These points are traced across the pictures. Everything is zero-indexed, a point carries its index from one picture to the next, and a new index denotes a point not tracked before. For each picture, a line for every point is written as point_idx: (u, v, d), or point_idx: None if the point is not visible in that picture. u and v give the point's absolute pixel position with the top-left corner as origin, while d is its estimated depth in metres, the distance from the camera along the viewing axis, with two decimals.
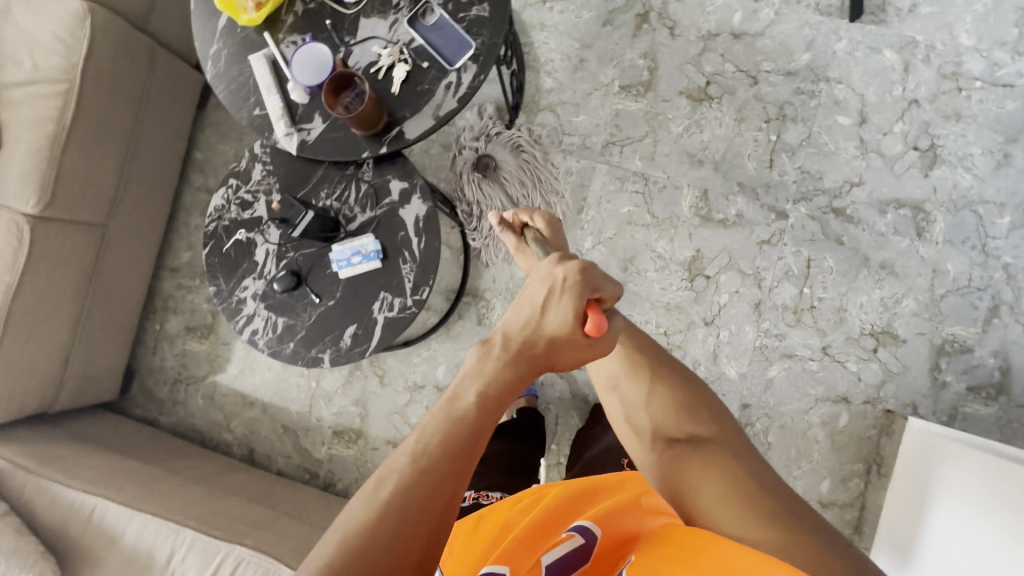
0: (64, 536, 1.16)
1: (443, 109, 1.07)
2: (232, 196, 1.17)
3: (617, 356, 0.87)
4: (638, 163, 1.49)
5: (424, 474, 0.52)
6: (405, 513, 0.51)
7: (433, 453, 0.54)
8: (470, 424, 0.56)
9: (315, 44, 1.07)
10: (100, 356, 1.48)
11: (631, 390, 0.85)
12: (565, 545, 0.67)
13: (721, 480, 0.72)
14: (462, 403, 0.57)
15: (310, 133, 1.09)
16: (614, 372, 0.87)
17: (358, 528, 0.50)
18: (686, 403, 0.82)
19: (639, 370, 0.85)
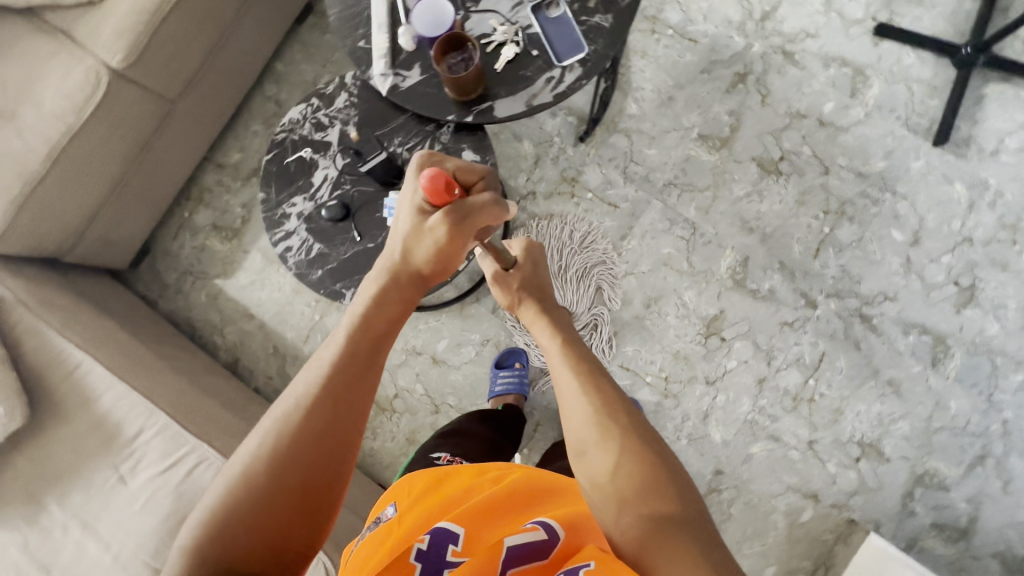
0: (42, 382, 1.16)
1: (536, 100, 1.09)
2: (309, 115, 1.18)
3: (581, 409, 0.70)
4: (692, 211, 1.51)
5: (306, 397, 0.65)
6: (286, 430, 0.63)
7: (314, 381, 0.65)
8: (346, 350, 0.68)
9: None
10: (126, 224, 1.49)
11: (596, 454, 0.66)
12: (528, 535, 0.68)
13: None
14: (339, 338, 0.69)
15: (405, 80, 1.11)
16: (581, 431, 0.69)
17: (248, 455, 0.62)
18: (660, 472, 0.64)
19: (603, 429, 0.68)
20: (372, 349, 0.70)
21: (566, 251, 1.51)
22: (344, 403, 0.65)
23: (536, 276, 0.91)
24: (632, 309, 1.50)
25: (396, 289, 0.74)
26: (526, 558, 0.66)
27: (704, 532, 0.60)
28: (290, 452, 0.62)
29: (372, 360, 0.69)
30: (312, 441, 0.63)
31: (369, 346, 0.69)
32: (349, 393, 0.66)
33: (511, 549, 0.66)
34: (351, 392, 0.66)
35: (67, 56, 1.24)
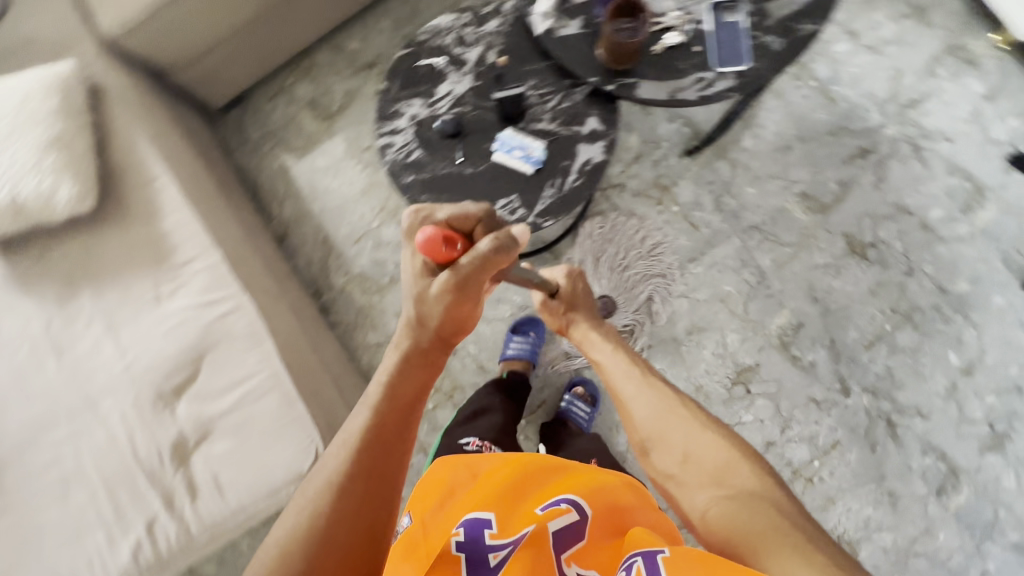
0: (116, 180, 1.16)
1: (680, 94, 1.08)
2: (456, 27, 1.17)
3: (641, 413, 0.79)
4: (767, 260, 1.48)
5: (344, 469, 0.58)
6: (325, 508, 0.56)
7: (343, 454, 0.59)
8: (372, 431, 0.61)
9: None
10: (236, 66, 1.49)
11: (665, 447, 0.74)
12: (562, 515, 0.70)
13: (775, 536, 0.56)
14: (367, 407, 0.63)
15: (563, 28, 1.10)
16: (645, 433, 0.77)
17: (277, 547, 0.54)
18: (727, 447, 0.69)
19: (669, 425, 0.75)
20: (402, 423, 0.64)
21: (632, 252, 1.51)
22: (382, 474, 0.59)
23: (579, 298, 1.03)
24: (673, 331, 1.49)
25: (421, 362, 0.69)
26: (569, 539, 0.69)
27: (785, 498, 0.62)
28: (323, 541, 0.54)
29: (403, 434, 0.63)
30: (348, 534, 0.55)
31: (403, 410, 0.64)
32: (389, 460, 0.60)
33: (555, 534, 0.68)
34: (384, 471, 0.60)
35: None
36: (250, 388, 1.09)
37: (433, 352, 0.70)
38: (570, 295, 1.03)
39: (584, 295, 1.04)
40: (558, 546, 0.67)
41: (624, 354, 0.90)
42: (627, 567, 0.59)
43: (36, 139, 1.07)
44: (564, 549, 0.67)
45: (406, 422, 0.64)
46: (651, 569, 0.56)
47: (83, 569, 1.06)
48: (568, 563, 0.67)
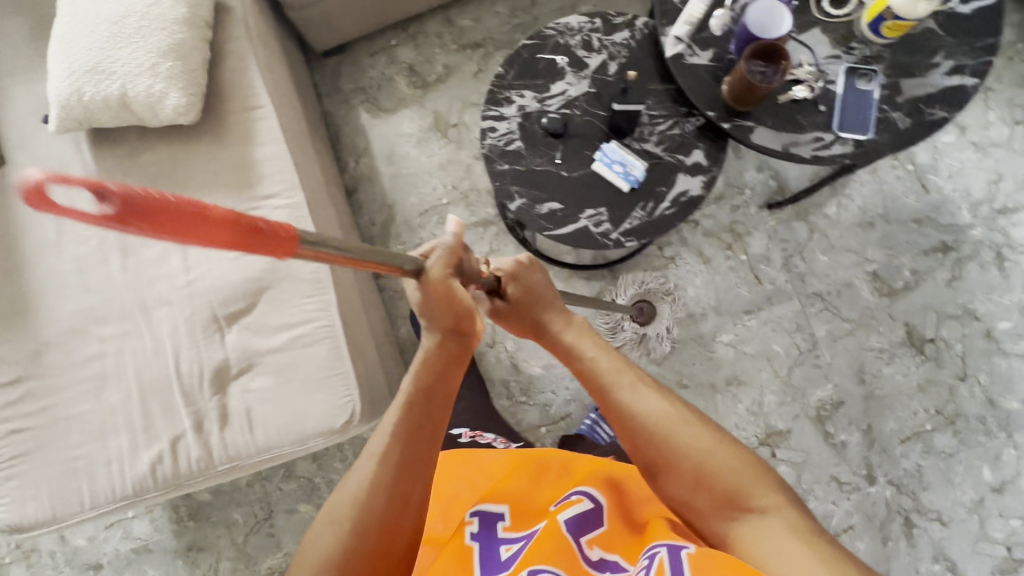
0: (220, 101, 1.17)
1: (794, 148, 1.06)
2: (585, 30, 1.16)
3: (651, 435, 0.77)
4: (822, 330, 1.46)
5: (380, 467, 0.69)
6: (366, 499, 0.67)
7: (377, 454, 0.70)
8: (407, 427, 0.71)
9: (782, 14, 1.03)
10: (349, 17, 1.48)
11: (678, 473, 0.75)
12: (576, 505, 0.76)
13: (799, 560, 0.64)
14: (396, 413, 0.72)
15: (693, 56, 1.09)
16: (653, 458, 0.77)
17: (328, 531, 0.66)
18: (738, 460, 0.74)
19: (677, 446, 0.76)
20: (424, 418, 0.72)
21: (689, 290, 1.50)
22: (410, 471, 0.70)
23: (531, 292, 0.91)
24: (712, 378, 1.47)
25: (442, 356, 0.76)
26: (586, 525, 0.75)
27: (800, 513, 0.70)
28: (364, 528, 0.66)
29: (429, 439, 0.72)
30: (381, 521, 0.67)
31: (429, 417, 0.73)
32: (416, 458, 0.70)
33: (569, 520, 0.74)
34: (416, 460, 0.70)
35: None
36: (304, 333, 1.09)
37: (450, 346, 0.77)
38: (523, 288, 0.90)
39: (540, 288, 0.92)
40: (571, 528, 0.73)
41: (615, 360, 0.86)
42: (650, 557, 0.66)
43: (157, 43, 1.08)
44: (583, 532, 0.74)
45: (434, 407, 0.74)
46: (675, 560, 0.64)
47: (103, 467, 1.09)
48: (591, 546, 0.73)
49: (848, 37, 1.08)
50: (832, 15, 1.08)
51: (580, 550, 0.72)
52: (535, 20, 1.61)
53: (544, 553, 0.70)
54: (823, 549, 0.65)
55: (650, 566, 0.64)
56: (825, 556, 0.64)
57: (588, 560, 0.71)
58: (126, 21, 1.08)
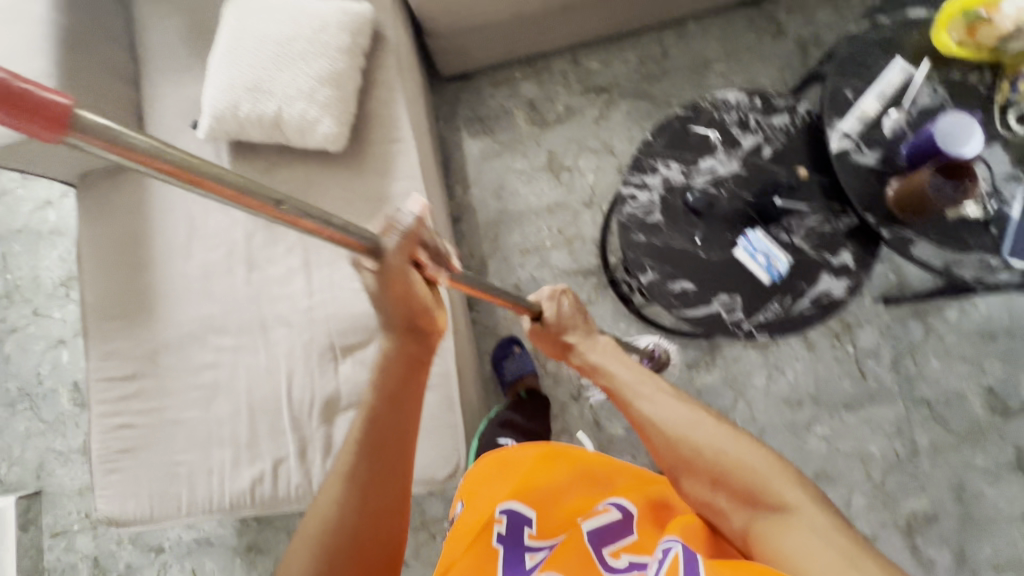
0: (363, 130, 1.16)
1: (956, 268, 1.01)
2: (743, 108, 1.13)
3: (667, 438, 0.82)
4: (923, 439, 1.40)
5: (356, 467, 0.68)
6: (346, 502, 0.67)
7: (347, 455, 0.69)
8: (370, 438, 0.70)
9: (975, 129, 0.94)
10: (484, 49, 1.47)
11: (694, 470, 0.78)
12: (605, 517, 0.75)
13: (823, 555, 0.63)
14: (361, 410, 0.72)
15: (858, 154, 1.05)
16: (669, 460, 0.81)
17: (303, 542, 0.66)
18: (760, 462, 0.75)
19: (692, 450, 0.79)
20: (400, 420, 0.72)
21: (788, 373, 1.45)
22: (386, 460, 0.70)
23: (566, 316, 1.02)
24: (799, 468, 1.42)
25: (403, 357, 0.75)
26: (614, 534, 0.73)
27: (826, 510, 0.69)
28: (345, 528, 0.66)
29: (397, 431, 0.71)
30: (361, 512, 0.67)
31: (394, 405, 0.72)
32: (388, 446, 0.70)
33: (596, 530, 0.73)
34: (385, 473, 0.69)
35: None
36: None
37: (409, 346, 0.76)
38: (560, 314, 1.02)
39: (573, 312, 1.02)
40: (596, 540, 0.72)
41: (633, 372, 0.93)
42: (666, 549, 0.66)
43: (318, 70, 1.08)
44: (609, 543, 0.72)
45: (402, 391, 0.74)
46: (688, 559, 0.63)
47: (203, 475, 1.10)
48: (616, 555, 0.71)
49: None
50: (1019, 132, 1.02)
51: (600, 557, 0.70)
52: (665, 73, 1.57)
53: (567, 561, 0.69)
54: (847, 553, 0.63)
55: (662, 561, 0.64)
56: (849, 556, 0.63)
57: (609, 568, 0.69)
58: (293, 45, 1.09)
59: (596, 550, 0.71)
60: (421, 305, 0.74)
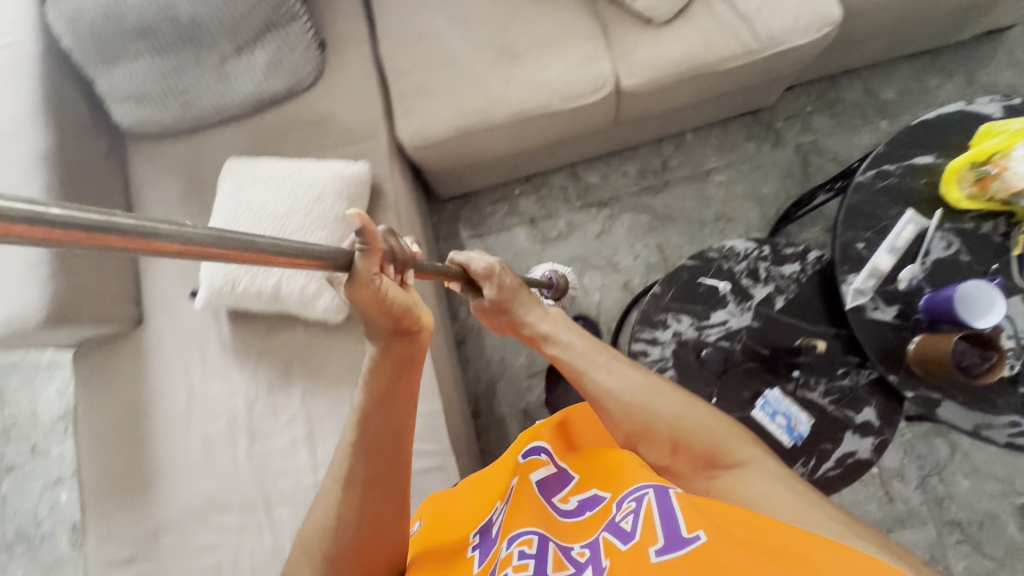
0: None
1: (986, 430, 0.97)
2: (751, 256, 1.10)
3: (625, 407, 0.83)
4: (960, 565, 1.34)
5: (354, 467, 0.73)
6: (353, 505, 0.72)
7: (343, 460, 0.74)
8: (363, 440, 0.73)
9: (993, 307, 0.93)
10: (482, 177, 1.46)
11: (653, 436, 0.81)
12: (545, 467, 0.83)
13: (777, 499, 0.68)
14: (352, 417, 0.75)
15: (876, 310, 1.02)
16: (627, 429, 0.82)
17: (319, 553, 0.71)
18: (712, 422, 0.80)
19: (651, 417, 0.81)
20: (403, 412, 0.76)
21: None
22: (381, 454, 0.74)
23: (509, 288, 0.97)
24: None
25: (392, 359, 0.75)
26: (554, 486, 0.81)
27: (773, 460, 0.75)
28: (356, 527, 0.71)
29: (393, 428, 0.75)
30: (370, 507, 0.73)
31: (381, 403, 0.74)
32: (382, 441, 0.74)
33: (541, 482, 0.81)
34: (382, 471, 0.74)
35: (591, 48, 1.16)
36: None
37: (397, 346, 0.75)
38: (503, 284, 0.97)
39: (515, 288, 0.97)
40: (544, 492, 0.80)
41: (585, 346, 0.93)
42: (636, 500, 0.68)
43: (317, 241, 1.07)
44: (553, 492, 0.80)
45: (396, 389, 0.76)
46: (661, 497, 0.66)
47: None
48: (567, 500, 0.79)
49: None
50: None
51: (554, 507, 0.78)
52: (665, 185, 1.56)
53: (531, 519, 0.74)
54: (795, 495, 0.68)
55: (638, 515, 0.66)
56: (799, 494, 0.68)
57: (564, 512, 0.77)
58: (290, 218, 1.08)
59: (547, 500, 0.78)
60: (399, 308, 0.70)
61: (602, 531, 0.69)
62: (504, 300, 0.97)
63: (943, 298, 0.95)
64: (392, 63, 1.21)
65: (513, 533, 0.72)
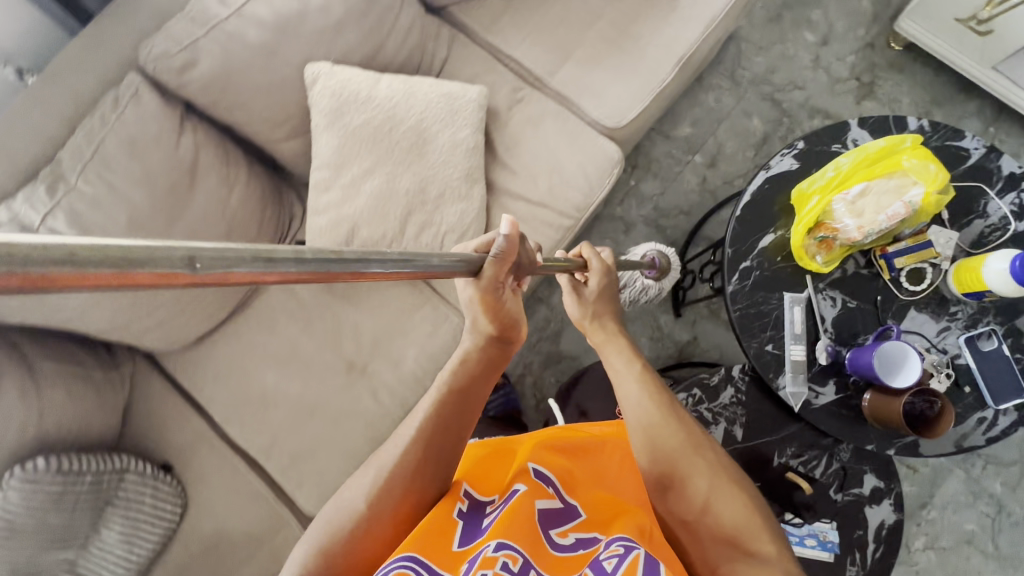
0: None
1: (965, 439, 1.01)
2: (690, 405, 1.08)
3: (665, 452, 0.78)
4: (998, 487, 1.41)
5: (415, 446, 0.71)
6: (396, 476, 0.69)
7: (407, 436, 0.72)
8: (435, 419, 0.73)
9: (910, 365, 0.94)
10: None
11: (687, 484, 0.76)
12: (548, 495, 0.71)
13: None
14: (426, 406, 0.75)
15: (819, 396, 1.03)
16: (661, 471, 0.78)
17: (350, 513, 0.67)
18: (747, 506, 0.74)
19: (685, 468, 0.77)
20: (457, 420, 0.75)
21: None
22: (432, 459, 0.71)
23: (607, 292, 1.00)
24: None
25: (486, 359, 0.80)
26: (556, 517, 0.70)
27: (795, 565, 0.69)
28: (383, 495, 0.68)
29: (454, 431, 0.74)
30: (402, 487, 0.69)
31: (457, 412, 0.75)
32: (441, 442, 0.72)
33: (544, 511, 0.69)
34: (435, 457, 0.72)
35: (431, 312, 1.10)
36: None
37: (492, 350, 0.80)
38: (600, 287, 0.98)
39: (608, 299, 1.00)
40: (543, 521, 0.68)
41: (650, 377, 0.89)
42: (624, 548, 0.61)
43: None
44: (553, 524, 0.69)
45: (463, 412, 0.75)
46: (650, 561, 0.58)
47: None
48: (564, 535, 0.68)
49: (945, 302, 1.05)
50: (920, 288, 1.05)
51: (549, 540, 0.66)
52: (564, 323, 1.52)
53: (514, 536, 0.63)
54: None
55: (623, 562, 0.59)
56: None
57: (557, 547, 0.66)
58: None
59: (544, 532, 0.67)
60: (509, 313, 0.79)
61: (584, 570, 0.62)
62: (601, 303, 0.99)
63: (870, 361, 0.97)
64: (253, 442, 1.10)
65: (495, 541, 0.62)
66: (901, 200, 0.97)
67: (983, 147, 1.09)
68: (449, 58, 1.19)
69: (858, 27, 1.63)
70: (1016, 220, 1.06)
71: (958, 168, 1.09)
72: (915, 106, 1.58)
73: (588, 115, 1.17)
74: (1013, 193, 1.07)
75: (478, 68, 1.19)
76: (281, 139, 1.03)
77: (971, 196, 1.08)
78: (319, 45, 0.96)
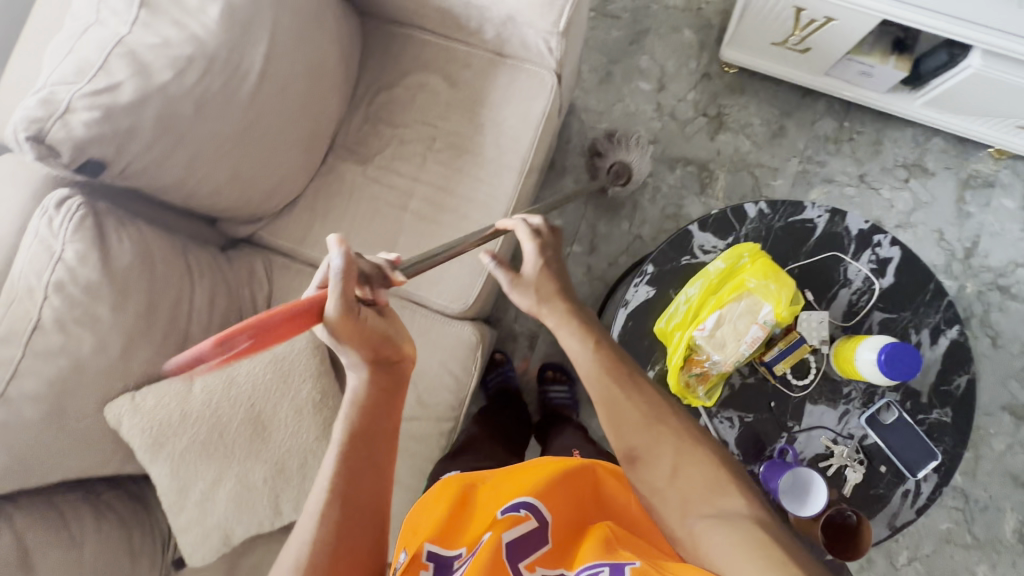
0: None
1: (897, 518, 0.99)
2: None
3: (631, 423, 0.71)
4: (958, 477, 1.42)
5: (340, 505, 0.59)
6: (322, 548, 0.58)
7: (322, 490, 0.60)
8: (347, 461, 0.61)
9: (819, 489, 0.92)
10: None
11: (655, 453, 0.69)
12: (520, 525, 0.68)
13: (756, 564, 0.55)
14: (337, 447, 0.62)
15: None
16: (630, 442, 0.70)
17: None
18: (711, 462, 0.67)
19: (652, 431, 0.70)
20: (385, 445, 0.64)
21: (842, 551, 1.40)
22: (357, 508, 0.60)
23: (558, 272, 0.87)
24: None
25: (380, 391, 0.64)
26: (529, 547, 0.67)
27: (769, 513, 0.62)
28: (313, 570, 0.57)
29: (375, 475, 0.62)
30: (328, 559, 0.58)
31: (379, 443, 0.64)
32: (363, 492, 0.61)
33: (512, 543, 0.66)
34: (359, 504, 0.60)
35: None
36: None
37: (382, 379, 0.65)
38: (547, 270, 0.87)
39: (560, 270, 0.88)
40: (513, 556, 0.65)
41: (604, 351, 0.80)
42: (589, 575, 0.60)
43: None
44: (525, 556, 0.65)
45: (375, 448, 0.63)
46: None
47: None
48: (534, 569, 0.65)
49: (837, 387, 1.02)
50: (809, 381, 1.02)
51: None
52: None
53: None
54: (774, 554, 0.56)
55: None
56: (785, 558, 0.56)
57: None
58: None
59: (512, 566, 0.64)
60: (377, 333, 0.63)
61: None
62: (545, 285, 0.86)
63: (783, 479, 0.95)
64: None
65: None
66: (757, 322, 0.93)
67: (825, 213, 1.06)
68: (271, 294, 1.11)
69: (688, 61, 1.59)
70: (878, 278, 1.04)
71: (808, 242, 1.05)
72: (767, 125, 1.55)
73: (434, 303, 1.12)
74: (867, 252, 1.04)
75: (306, 290, 1.11)
76: (117, 468, 0.95)
77: (828, 267, 1.05)
78: (111, 382, 0.87)
